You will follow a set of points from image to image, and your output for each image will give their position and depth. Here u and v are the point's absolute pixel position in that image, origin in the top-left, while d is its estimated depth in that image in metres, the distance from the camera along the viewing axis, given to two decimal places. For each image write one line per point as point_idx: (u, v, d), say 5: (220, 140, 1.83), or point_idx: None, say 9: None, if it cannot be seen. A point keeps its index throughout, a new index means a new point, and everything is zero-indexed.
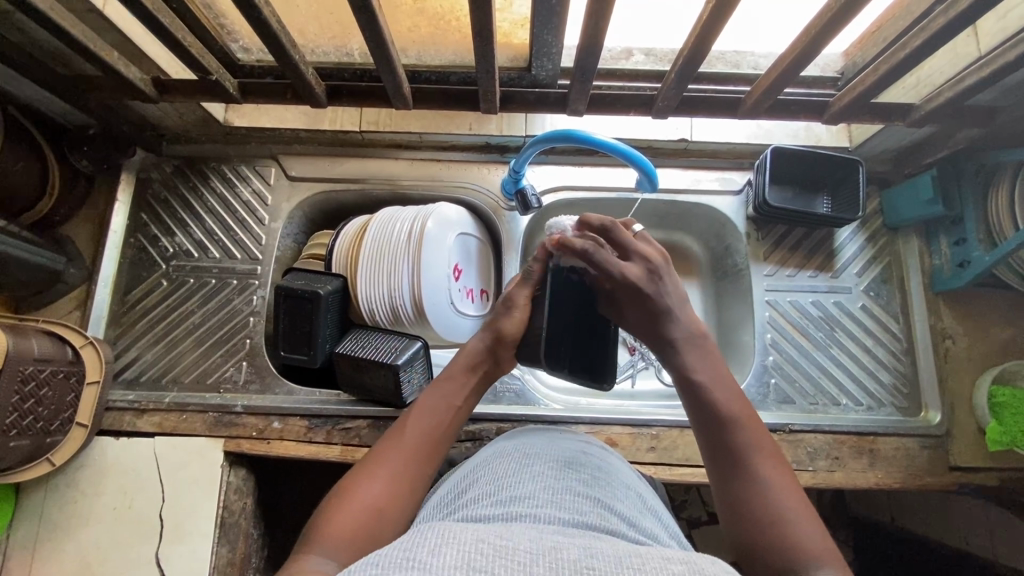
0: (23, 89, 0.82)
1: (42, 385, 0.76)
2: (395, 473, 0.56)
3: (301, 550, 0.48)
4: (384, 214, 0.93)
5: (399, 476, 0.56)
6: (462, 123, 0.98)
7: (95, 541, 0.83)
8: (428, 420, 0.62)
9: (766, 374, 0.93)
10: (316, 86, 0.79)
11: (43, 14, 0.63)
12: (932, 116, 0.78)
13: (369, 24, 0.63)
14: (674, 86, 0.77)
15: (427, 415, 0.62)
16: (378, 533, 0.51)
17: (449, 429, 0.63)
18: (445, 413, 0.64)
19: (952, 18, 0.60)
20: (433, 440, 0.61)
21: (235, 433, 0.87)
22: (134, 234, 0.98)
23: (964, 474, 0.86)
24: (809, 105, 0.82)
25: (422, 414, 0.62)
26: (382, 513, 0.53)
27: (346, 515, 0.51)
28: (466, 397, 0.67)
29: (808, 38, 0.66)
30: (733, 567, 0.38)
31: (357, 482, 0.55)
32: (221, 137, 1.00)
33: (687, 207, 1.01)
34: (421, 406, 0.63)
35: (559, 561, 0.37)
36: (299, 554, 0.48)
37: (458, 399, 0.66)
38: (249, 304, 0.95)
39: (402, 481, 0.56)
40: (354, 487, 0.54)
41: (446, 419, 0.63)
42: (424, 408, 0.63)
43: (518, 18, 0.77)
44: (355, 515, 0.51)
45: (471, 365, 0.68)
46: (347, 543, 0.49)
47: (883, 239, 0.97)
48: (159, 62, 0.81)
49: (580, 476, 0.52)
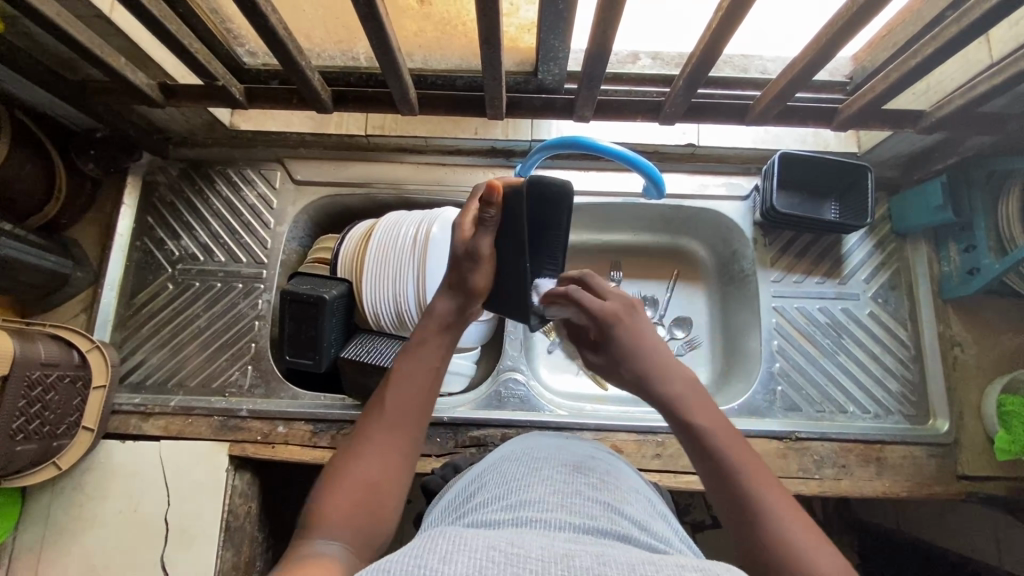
0: (29, 93, 0.82)
1: (49, 390, 0.76)
2: (380, 452, 0.53)
3: (300, 535, 0.47)
4: (389, 218, 0.93)
5: (384, 455, 0.53)
6: (468, 127, 0.97)
7: (102, 544, 0.83)
8: (408, 388, 0.57)
9: (773, 381, 0.92)
10: (322, 92, 0.78)
11: (51, 21, 0.63)
12: (941, 124, 0.77)
13: (375, 30, 0.63)
14: (682, 92, 0.77)
15: (406, 385, 0.58)
16: (375, 508, 0.50)
17: (430, 393, 0.59)
18: (426, 377, 0.59)
19: (964, 28, 0.60)
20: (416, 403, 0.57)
21: (240, 437, 0.87)
22: (140, 237, 0.98)
23: (972, 483, 0.86)
24: (818, 111, 0.81)
25: (400, 384, 0.58)
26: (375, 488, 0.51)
27: (335, 507, 0.49)
28: (443, 355, 0.62)
29: (818, 46, 0.65)
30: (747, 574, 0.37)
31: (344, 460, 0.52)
32: (227, 141, 1.00)
33: (693, 212, 1.00)
34: (397, 375, 0.58)
35: (572, 568, 0.36)
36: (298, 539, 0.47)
37: (437, 360, 0.61)
38: (254, 308, 0.95)
39: (389, 459, 0.53)
40: (338, 476, 0.51)
41: (427, 384, 0.59)
42: (400, 376, 0.58)
43: (524, 23, 0.76)
44: (346, 497, 0.49)
45: (442, 326, 0.63)
46: (342, 527, 0.48)
47: (892, 245, 0.97)
48: (165, 67, 0.81)
49: (590, 481, 0.51)
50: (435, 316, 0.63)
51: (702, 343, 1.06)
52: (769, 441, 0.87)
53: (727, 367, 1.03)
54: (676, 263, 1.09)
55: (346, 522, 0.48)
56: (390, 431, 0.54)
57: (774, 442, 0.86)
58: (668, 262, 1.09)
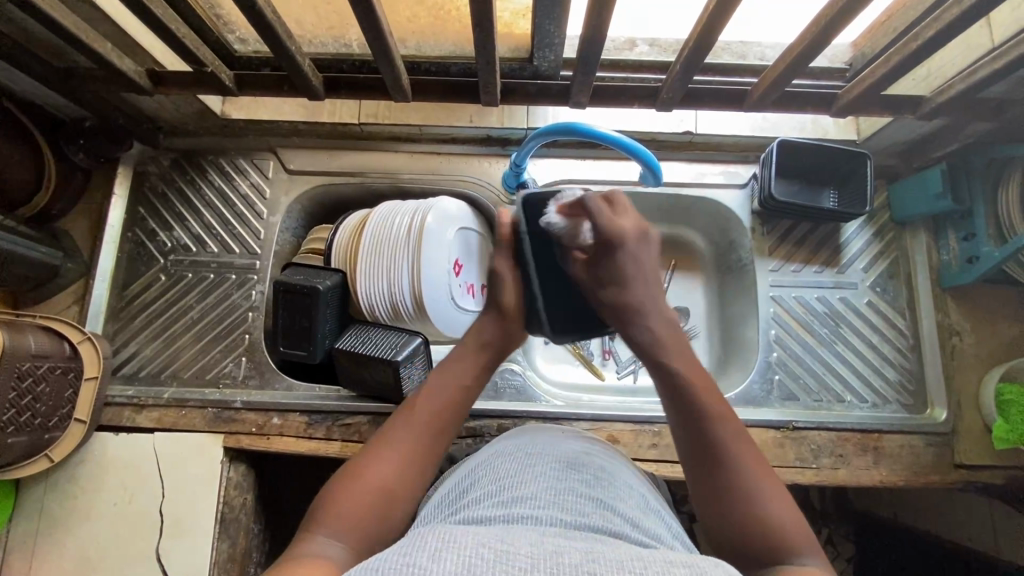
0: (16, 80, 0.81)
1: (40, 382, 0.75)
2: (404, 453, 0.57)
3: (308, 528, 0.50)
4: (383, 208, 0.92)
5: (407, 456, 0.57)
6: (463, 116, 0.96)
7: (96, 537, 0.82)
8: (438, 399, 0.62)
9: (770, 370, 0.92)
10: (313, 79, 0.77)
11: (33, 4, 0.62)
12: (942, 109, 0.76)
13: (366, 14, 0.62)
14: (680, 77, 0.75)
15: (436, 398, 0.62)
16: (390, 506, 0.53)
17: (458, 409, 0.63)
18: (457, 393, 0.64)
19: (967, 9, 0.59)
20: (441, 413, 0.61)
21: (235, 429, 0.87)
22: (132, 228, 0.97)
23: (971, 472, 0.86)
24: (818, 97, 0.80)
25: (435, 393, 0.63)
26: (394, 487, 0.54)
27: (354, 495, 0.52)
28: (476, 376, 0.67)
29: (816, 29, 0.64)
30: (734, 572, 0.38)
31: (370, 457, 0.56)
32: (219, 130, 0.99)
33: (691, 201, 0.99)
34: (432, 385, 0.63)
35: (560, 565, 0.36)
36: (304, 533, 0.50)
37: (470, 380, 0.66)
38: (247, 299, 0.95)
39: (409, 462, 0.57)
40: (363, 466, 0.55)
41: (456, 399, 0.63)
42: (434, 386, 0.63)
43: (518, 8, 0.75)
44: (363, 492, 0.53)
45: (478, 343, 0.69)
46: (352, 524, 0.51)
47: (890, 234, 0.96)
48: (153, 53, 0.80)
49: (583, 477, 0.51)
50: (476, 336, 0.70)
51: (699, 332, 1.05)
52: (766, 431, 0.86)
53: (724, 357, 1.02)
54: (673, 252, 1.09)
55: (357, 518, 0.51)
56: (418, 434, 0.59)
57: (772, 432, 0.86)
58: (665, 251, 1.09)
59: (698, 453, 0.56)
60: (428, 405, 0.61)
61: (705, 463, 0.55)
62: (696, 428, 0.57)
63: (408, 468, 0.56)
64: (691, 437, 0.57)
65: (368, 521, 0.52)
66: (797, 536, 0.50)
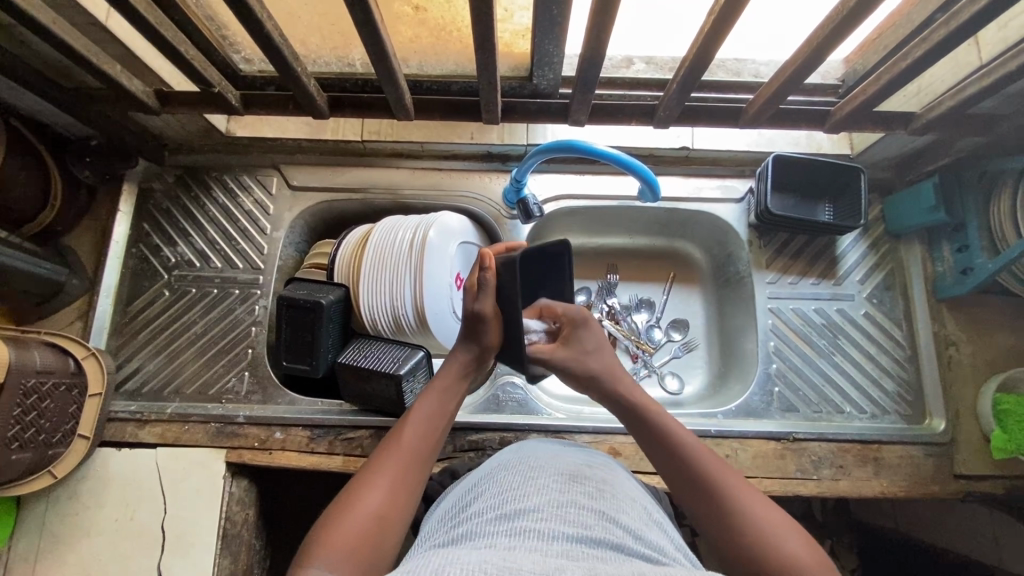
0: (25, 100, 0.82)
1: (44, 398, 0.76)
2: (395, 477, 0.58)
3: (306, 561, 0.50)
4: (385, 224, 0.93)
5: (398, 480, 0.58)
6: (464, 133, 0.98)
7: (96, 554, 0.82)
8: (422, 427, 0.63)
9: (769, 382, 0.92)
10: (318, 97, 0.79)
11: (47, 29, 0.63)
12: (933, 124, 0.78)
13: (372, 37, 0.63)
14: (676, 95, 0.77)
15: (423, 421, 0.64)
16: (383, 533, 0.54)
17: (443, 432, 0.65)
18: (440, 418, 0.66)
19: (954, 30, 0.60)
20: (426, 438, 0.63)
21: (237, 444, 0.87)
22: (137, 244, 0.98)
23: (970, 482, 0.86)
24: (811, 114, 0.82)
25: (420, 419, 0.64)
26: (385, 515, 0.55)
27: (349, 523, 0.53)
28: (457, 399, 0.69)
29: (809, 50, 0.66)
30: None
31: (358, 488, 0.56)
32: (224, 147, 1.00)
33: (688, 215, 1.01)
34: (417, 411, 0.65)
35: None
36: (301, 568, 0.50)
37: (451, 404, 0.68)
38: (250, 314, 0.95)
39: (402, 486, 0.58)
40: (354, 497, 0.55)
41: (439, 425, 0.65)
42: (419, 413, 0.65)
43: (519, 28, 0.76)
44: (354, 522, 0.53)
45: (461, 375, 0.70)
46: (346, 553, 0.51)
47: (885, 246, 0.97)
48: (162, 74, 0.81)
49: (586, 490, 0.51)
50: (457, 367, 0.70)
51: (698, 345, 1.06)
52: (767, 442, 0.87)
53: (723, 369, 1.03)
54: (671, 265, 1.10)
55: (352, 548, 0.51)
56: (402, 463, 0.59)
57: (773, 443, 0.86)
58: (663, 264, 1.10)
59: (695, 494, 0.57)
60: (411, 431, 0.63)
61: (698, 496, 0.57)
62: (686, 469, 0.59)
63: (397, 494, 0.57)
64: (689, 487, 0.58)
65: (363, 551, 0.52)
66: (816, 572, 0.50)
